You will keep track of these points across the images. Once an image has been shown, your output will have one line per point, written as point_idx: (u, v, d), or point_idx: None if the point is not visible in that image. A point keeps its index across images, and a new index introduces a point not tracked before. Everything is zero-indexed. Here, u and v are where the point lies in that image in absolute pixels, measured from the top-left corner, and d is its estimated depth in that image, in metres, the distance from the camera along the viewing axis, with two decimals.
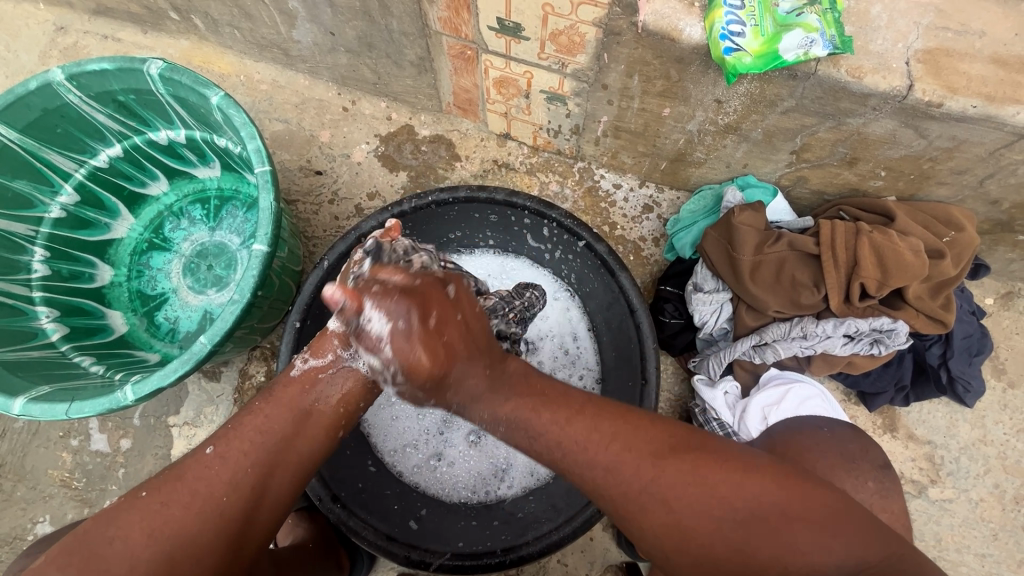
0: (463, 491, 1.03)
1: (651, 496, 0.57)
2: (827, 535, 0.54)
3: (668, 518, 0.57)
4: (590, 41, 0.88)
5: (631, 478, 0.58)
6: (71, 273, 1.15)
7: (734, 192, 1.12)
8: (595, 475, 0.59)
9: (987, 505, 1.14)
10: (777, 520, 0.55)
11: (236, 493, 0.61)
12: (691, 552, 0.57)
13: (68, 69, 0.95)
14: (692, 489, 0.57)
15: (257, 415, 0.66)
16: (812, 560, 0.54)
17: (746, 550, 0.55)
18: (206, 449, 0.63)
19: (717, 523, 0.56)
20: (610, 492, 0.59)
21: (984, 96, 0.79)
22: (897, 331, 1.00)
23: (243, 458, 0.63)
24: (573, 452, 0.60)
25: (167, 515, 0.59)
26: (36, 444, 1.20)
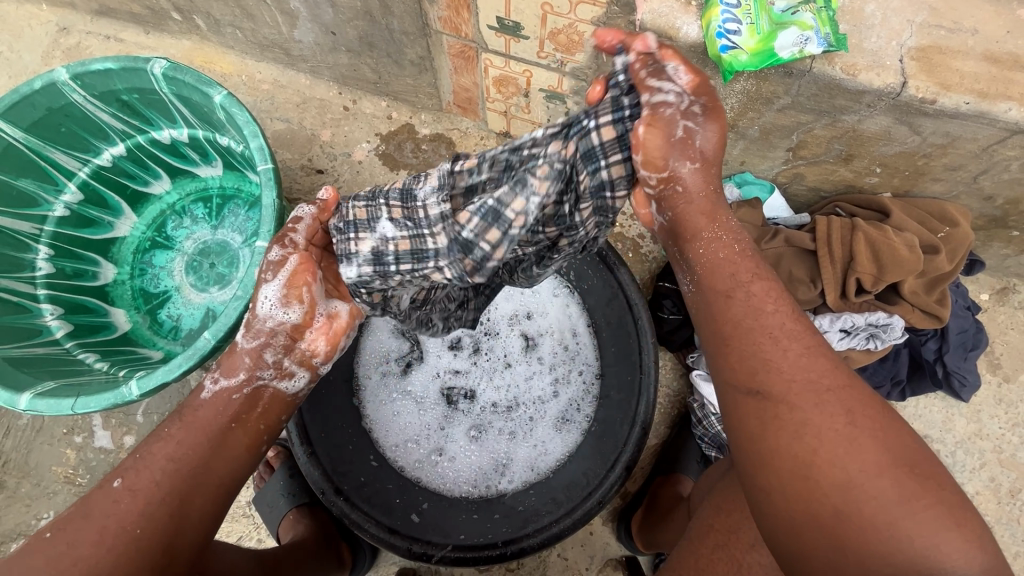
0: (463, 486, 1.04)
1: (836, 408, 0.59)
2: (977, 546, 0.53)
3: (831, 446, 0.57)
4: (589, 40, 0.89)
5: (826, 382, 0.60)
6: (75, 271, 1.16)
7: (731, 189, 1.13)
8: (778, 360, 0.62)
9: (983, 498, 1.16)
10: (939, 500, 0.54)
11: (149, 521, 0.62)
12: (834, 481, 0.56)
13: (73, 69, 0.96)
14: (884, 431, 0.57)
15: (167, 442, 0.66)
16: (953, 551, 0.52)
17: (895, 512, 0.54)
18: (112, 484, 0.63)
19: (877, 470, 0.56)
20: (789, 383, 0.61)
21: (977, 92, 0.81)
22: (892, 326, 1.01)
23: (152, 487, 0.63)
24: (777, 333, 0.63)
25: (73, 554, 0.59)
26: (40, 440, 1.21)
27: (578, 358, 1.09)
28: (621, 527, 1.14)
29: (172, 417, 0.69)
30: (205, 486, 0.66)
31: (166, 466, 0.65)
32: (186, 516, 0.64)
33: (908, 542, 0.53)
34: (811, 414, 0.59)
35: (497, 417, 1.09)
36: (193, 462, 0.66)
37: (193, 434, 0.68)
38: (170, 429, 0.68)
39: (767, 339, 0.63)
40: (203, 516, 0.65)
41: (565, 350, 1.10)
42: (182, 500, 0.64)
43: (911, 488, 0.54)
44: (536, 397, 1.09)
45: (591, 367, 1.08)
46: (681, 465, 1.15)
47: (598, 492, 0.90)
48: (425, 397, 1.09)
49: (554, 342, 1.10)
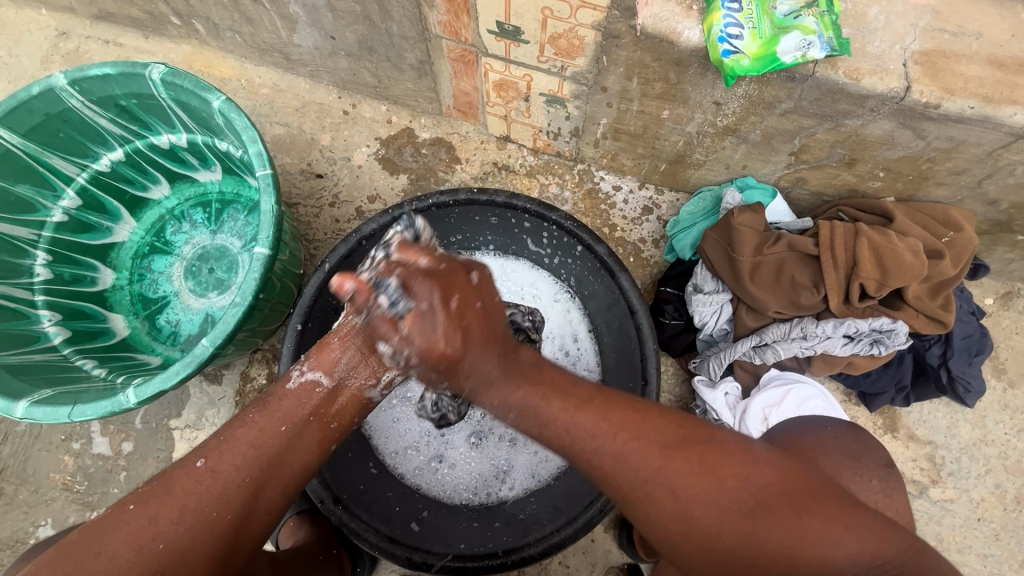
0: (464, 493, 1.03)
1: (659, 488, 0.58)
2: (843, 530, 0.55)
3: (683, 521, 0.58)
4: (589, 44, 0.88)
5: (635, 466, 0.59)
6: (73, 277, 1.16)
7: (733, 194, 1.13)
8: (603, 459, 0.60)
9: (988, 505, 1.14)
10: (788, 513, 0.55)
11: (224, 510, 0.60)
12: (703, 548, 0.58)
13: (71, 74, 0.96)
14: (704, 483, 0.57)
15: (250, 428, 0.64)
16: (829, 553, 0.54)
17: (758, 548, 0.55)
18: (195, 464, 0.62)
19: (727, 523, 0.56)
20: (618, 484, 0.60)
21: (982, 97, 0.80)
22: (896, 331, 1.00)
23: (231, 473, 0.62)
24: (574, 438, 0.61)
25: (157, 528, 0.58)
26: (38, 447, 1.20)
27: (579, 364, 1.08)
28: (623, 534, 1.13)
29: (261, 407, 0.65)
30: (274, 480, 0.63)
31: (251, 453, 0.63)
32: (259, 502, 0.62)
33: (793, 560, 0.54)
34: (648, 504, 0.59)
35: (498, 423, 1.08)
36: (272, 451, 0.64)
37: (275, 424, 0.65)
38: (247, 413, 0.65)
39: (579, 434, 0.61)
40: (269, 509, 0.63)
41: (566, 356, 1.09)
42: (256, 486, 0.62)
43: (757, 526, 0.55)
44: None
45: (592, 373, 1.07)
46: None
47: (600, 500, 0.88)
48: None
49: (555, 347, 1.10)
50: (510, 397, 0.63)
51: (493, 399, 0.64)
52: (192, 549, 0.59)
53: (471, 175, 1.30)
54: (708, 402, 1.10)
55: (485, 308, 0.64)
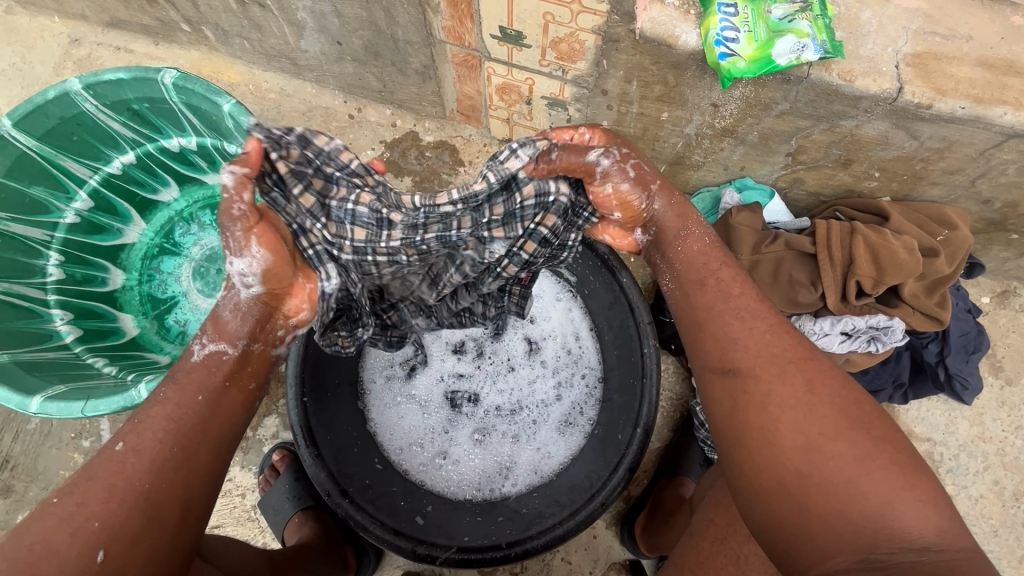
0: (468, 489, 1.04)
1: (793, 377, 0.63)
2: (943, 507, 0.56)
3: (798, 413, 0.61)
4: (590, 48, 0.91)
5: (785, 348, 0.66)
6: (85, 277, 1.18)
7: (732, 194, 1.15)
8: (755, 332, 0.68)
9: (987, 502, 1.15)
10: (906, 462, 0.57)
11: (160, 477, 0.62)
12: (795, 447, 0.60)
13: (86, 79, 0.99)
14: (842, 399, 0.62)
15: (165, 404, 0.65)
16: (914, 514, 0.55)
17: (852, 473, 0.57)
18: (114, 447, 0.62)
19: (843, 436, 0.59)
20: (747, 348, 0.67)
21: (973, 97, 0.82)
22: (893, 328, 1.02)
23: (154, 444, 0.63)
24: (732, 304, 0.70)
25: (87, 510, 0.59)
26: (48, 444, 1.22)
27: (581, 362, 1.10)
28: (624, 530, 1.15)
29: (165, 380, 0.67)
30: (205, 445, 0.65)
31: (173, 426, 0.64)
32: (195, 470, 0.64)
33: (871, 500, 0.56)
34: (770, 382, 0.64)
35: (501, 420, 1.10)
36: (193, 420, 0.65)
37: (187, 394, 0.66)
38: (162, 391, 0.67)
39: (734, 313, 0.69)
40: (206, 474, 0.65)
41: (567, 354, 1.11)
42: (189, 455, 0.64)
43: (870, 452, 0.58)
44: (540, 400, 1.10)
45: (594, 371, 1.08)
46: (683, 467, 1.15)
47: (601, 495, 0.90)
48: (428, 400, 1.10)
49: (556, 346, 1.12)
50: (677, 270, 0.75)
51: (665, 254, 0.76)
52: (128, 528, 0.59)
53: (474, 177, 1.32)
54: None
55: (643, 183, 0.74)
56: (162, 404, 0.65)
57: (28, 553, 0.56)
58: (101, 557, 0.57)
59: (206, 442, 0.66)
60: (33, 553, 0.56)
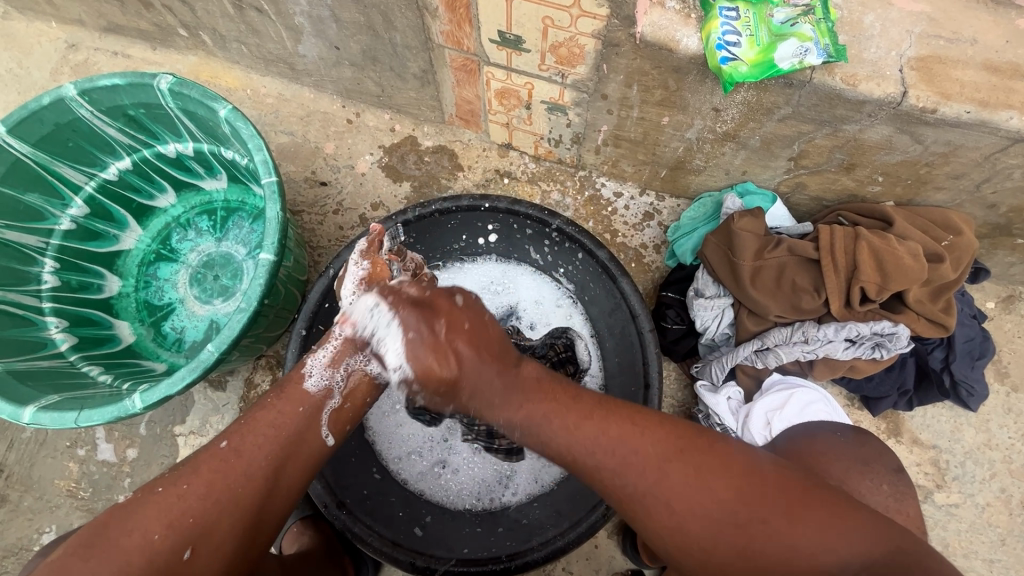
0: (468, 499, 1.02)
1: (656, 501, 0.61)
2: (836, 535, 0.56)
3: (680, 533, 0.61)
4: (590, 52, 0.90)
5: (633, 481, 0.62)
6: (80, 284, 1.17)
7: (733, 199, 1.14)
8: (603, 472, 0.63)
9: (994, 510, 1.14)
10: (783, 522, 0.57)
11: (249, 483, 0.63)
12: (701, 557, 0.61)
13: (82, 84, 0.98)
14: (697, 490, 0.60)
15: (268, 411, 0.67)
16: (820, 558, 0.56)
17: (755, 555, 0.58)
18: (218, 445, 0.64)
19: (724, 530, 0.59)
20: (616, 495, 0.63)
21: (978, 101, 0.81)
22: (897, 334, 1.01)
23: (256, 451, 0.64)
24: (577, 458, 0.64)
25: (185, 506, 0.60)
26: (43, 453, 1.20)
27: None
28: (626, 538, 1.13)
29: (276, 389, 0.69)
30: (296, 458, 0.67)
31: (271, 433, 0.66)
32: (281, 485, 0.65)
33: (790, 565, 0.56)
34: (646, 518, 0.62)
35: None
36: (290, 432, 0.66)
37: (292, 406, 0.68)
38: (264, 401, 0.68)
39: (579, 450, 0.64)
40: (292, 484, 0.66)
41: None
42: (279, 468, 0.65)
43: (749, 534, 0.58)
44: None
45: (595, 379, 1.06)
46: None
47: (604, 504, 0.89)
48: None
49: None
50: (520, 411, 0.66)
51: (499, 417, 0.67)
52: (216, 532, 0.61)
53: (474, 182, 1.31)
54: (710, 407, 1.09)
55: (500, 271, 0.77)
56: (265, 410, 0.67)
57: (125, 539, 0.59)
58: (188, 555, 0.59)
59: (296, 459, 0.67)
60: (129, 541, 0.59)
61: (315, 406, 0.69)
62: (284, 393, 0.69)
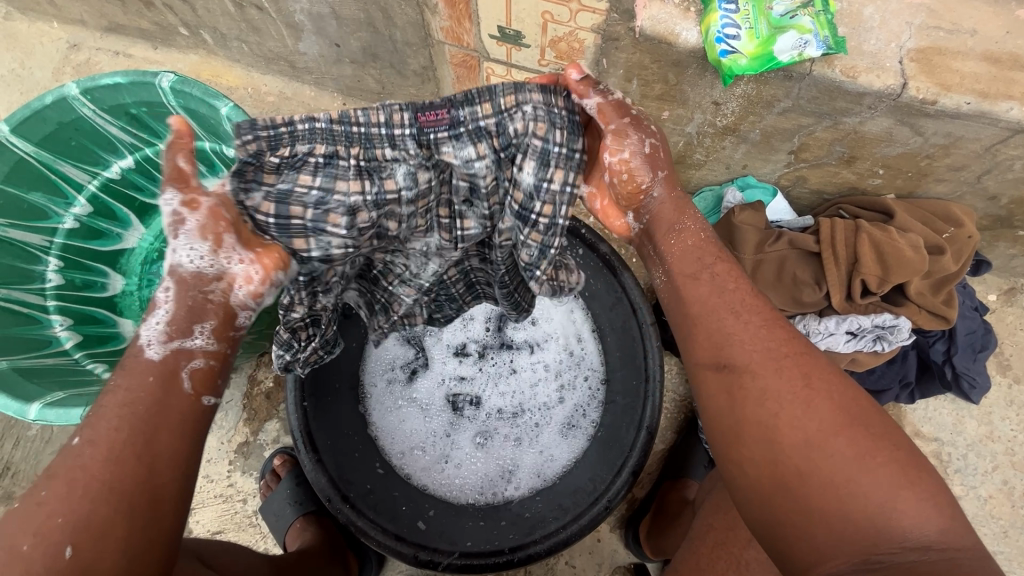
0: (471, 492, 1.03)
1: (790, 378, 0.61)
2: (934, 504, 0.54)
3: (781, 415, 0.60)
4: (590, 46, 0.90)
5: (774, 354, 0.63)
6: (84, 282, 1.19)
7: (733, 193, 1.14)
8: (742, 340, 0.64)
9: (996, 502, 1.14)
10: (895, 467, 0.55)
11: (118, 466, 0.55)
12: (783, 451, 0.59)
13: (84, 83, 0.98)
14: (843, 388, 0.60)
15: (116, 393, 0.59)
16: (908, 512, 0.53)
17: (842, 477, 0.55)
18: (71, 442, 0.56)
19: (824, 440, 0.57)
20: (744, 356, 0.64)
21: (978, 92, 0.81)
22: (899, 327, 1.01)
23: (106, 436, 0.56)
24: (731, 324, 0.66)
25: (49, 508, 0.53)
26: (49, 451, 1.21)
27: (583, 363, 1.09)
28: (629, 533, 1.14)
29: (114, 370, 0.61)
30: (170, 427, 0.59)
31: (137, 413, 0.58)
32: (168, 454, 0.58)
33: (865, 505, 0.54)
34: (763, 382, 0.62)
35: (503, 423, 1.09)
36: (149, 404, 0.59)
37: (137, 382, 0.60)
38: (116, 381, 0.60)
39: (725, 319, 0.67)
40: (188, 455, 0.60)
41: (570, 356, 1.10)
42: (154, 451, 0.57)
43: (852, 457, 0.56)
44: (542, 403, 1.09)
45: (597, 372, 1.07)
46: (688, 468, 1.14)
47: (606, 497, 0.89)
48: (430, 404, 1.09)
49: (559, 348, 1.11)
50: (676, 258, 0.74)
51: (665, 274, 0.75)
52: (93, 521, 0.53)
53: None
54: None
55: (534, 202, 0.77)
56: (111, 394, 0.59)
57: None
58: (70, 552, 0.52)
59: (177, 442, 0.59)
60: None
61: (169, 373, 0.61)
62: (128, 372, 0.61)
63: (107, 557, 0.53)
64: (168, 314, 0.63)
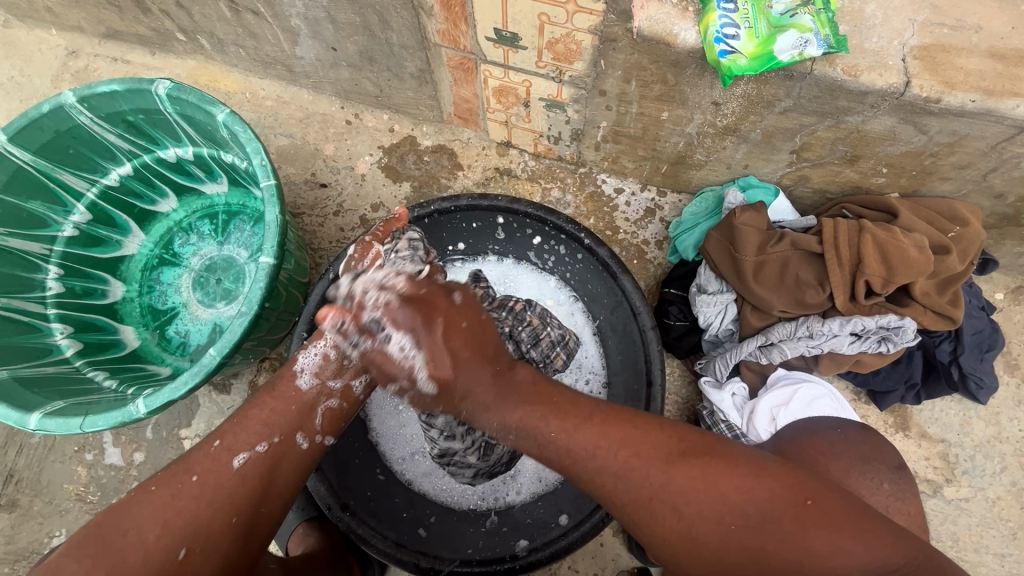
0: (471, 498, 1.01)
1: (665, 506, 0.60)
2: (846, 535, 0.55)
3: (689, 540, 0.59)
4: (587, 48, 0.89)
5: (647, 482, 0.61)
6: (84, 290, 1.18)
7: (735, 194, 1.13)
8: (606, 480, 0.62)
9: (1005, 504, 1.13)
10: (794, 521, 0.56)
11: (243, 483, 0.66)
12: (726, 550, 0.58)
13: (80, 91, 0.98)
14: (715, 479, 0.59)
15: (260, 409, 0.71)
16: (833, 555, 0.54)
17: (762, 556, 0.56)
18: (212, 444, 0.68)
19: (749, 526, 0.57)
20: (620, 505, 0.62)
21: (983, 90, 0.79)
22: (904, 328, 0.99)
23: (247, 449, 0.67)
24: (561, 449, 0.64)
25: (179, 505, 0.63)
26: (52, 458, 1.22)
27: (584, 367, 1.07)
28: (632, 537, 1.13)
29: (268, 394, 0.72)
30: (205, 459, 0.66)
31: (265, 433, 0.69)
32: (276, 481, 0.68)
33: (812, 572, 0.55)
34: (667, 520, 0.60)
35: None
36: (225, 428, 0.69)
37: (283, 404, 0.72)
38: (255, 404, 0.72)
39: (575, 450, 0.63)
40: (286, 487, 0.70)
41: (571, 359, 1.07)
42: (269, 476, 0.68)
43: (764, 536, 0.56)
44: None
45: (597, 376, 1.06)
46: None
47: (607, 502, 0.89)
48: None
49: None
50: (508, 415, 0.66)
51: (492, 420, 0.67)
52: (212, 530, 0.63)
53: (473, 181, 1.31)
54: (715, 403, 1.08)
55: (472, 323, 0.68)
56: (258, 410, 0.71)
57: (124, 538, 0.60)
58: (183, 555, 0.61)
59: (285, 467, 0.70)
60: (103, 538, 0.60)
61: (309, 405, 0.72)
62: (277, 395, 0.72)
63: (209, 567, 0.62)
64: (323, 352, 0.74)
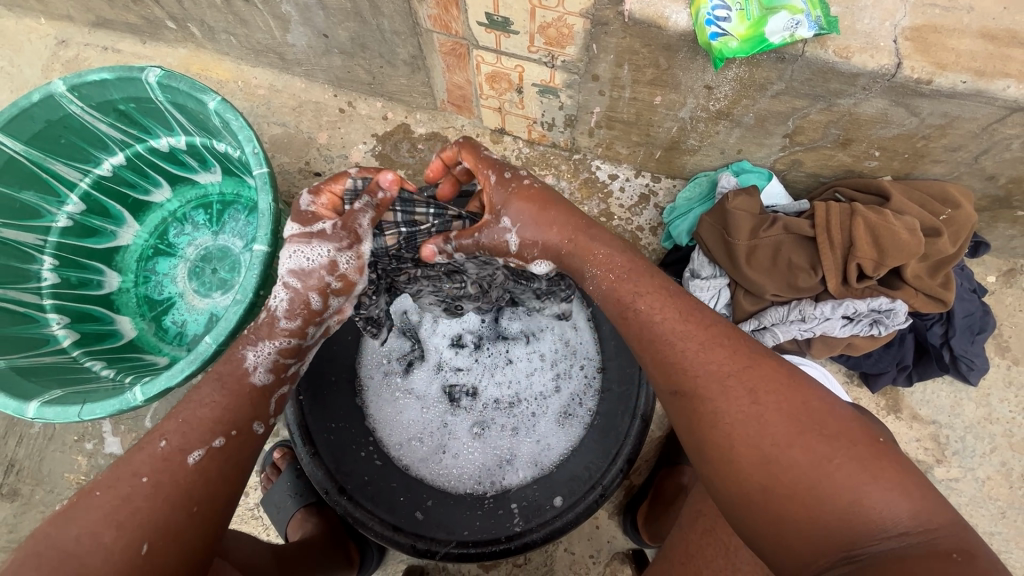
0: (468, 483, 1.03)
1: (738, 386, 0.62)
2: (904, 486, 0.55)
3: (752, 425, 0.60)
4: (579, 32, 0.88)
5: (719, 362, 0.64)
6: (80, 280, 1.18)
7: (728, 178, 1.13)
8: (688, 347, 0.66)
9: (994, 483, 1.14)
10: (861, 452, 0.56)
11: (201, 476, 0.66)
12: (759, 460, 0.59)
13: (70, 80, 0.97)
14: (783, 395, 0.61)
15: (208, 406, 0.69)
16: (881, 498, 0.54)
17: (814, 477, 0.56)
18: (158, 444, 0.66)
19: (796, 442, 0.58)
20: (688, 369, 0.65)
21: (974, 71, 0.79)
22: (895, 310, 1.01)
23: (202, 446, 0.67)
24: (667, 323, 0.68)
25: (133, 506, 0.62)
26: (52, 448, 1.23)
27: (578, 352, 1.08)
28: (626, 520, 1.14)
29: (213, 384, 0.70)
30: (147, 459, 0.65)
31: (219, 428, 0.68)
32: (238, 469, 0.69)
33: (842, 504, 0.55)
34: (718, 401, 0.62)
35: (501, 413, 1.09)
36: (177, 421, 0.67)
37: (234, 399, 0.70)
38: (200, 389, 0.70)
39: (672, 320, 0.68)
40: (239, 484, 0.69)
41: (566, 346, 1.09)
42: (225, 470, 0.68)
43: (822, 453, 0.57)
44: (538, 393, 1.09)
45: (592, 361, 1.07)
46: None
47: (601, 485, 0.91)
48: (427, 395, 1.09)
49: (555, 337, 1.10)
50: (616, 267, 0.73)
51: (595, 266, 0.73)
52: (171, 525, 0.63)
53: None
54: None
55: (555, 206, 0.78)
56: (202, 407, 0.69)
57: (77, 543, 0.60)
58: (146, 549, 0.61)
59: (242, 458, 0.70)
60: (81, 544, 0.60)
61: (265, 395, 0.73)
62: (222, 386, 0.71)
63: (171, 561, 0.62)
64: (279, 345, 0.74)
